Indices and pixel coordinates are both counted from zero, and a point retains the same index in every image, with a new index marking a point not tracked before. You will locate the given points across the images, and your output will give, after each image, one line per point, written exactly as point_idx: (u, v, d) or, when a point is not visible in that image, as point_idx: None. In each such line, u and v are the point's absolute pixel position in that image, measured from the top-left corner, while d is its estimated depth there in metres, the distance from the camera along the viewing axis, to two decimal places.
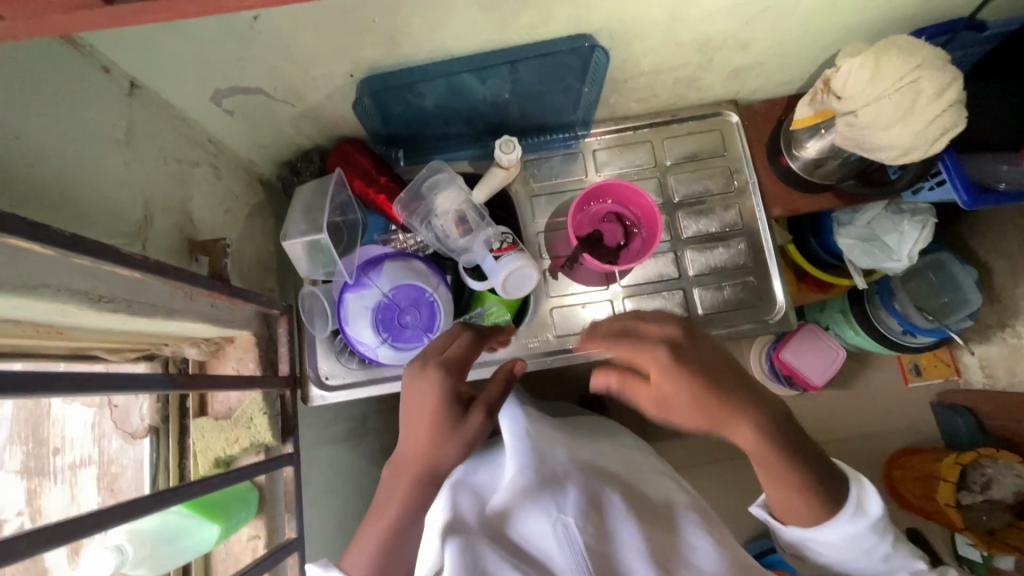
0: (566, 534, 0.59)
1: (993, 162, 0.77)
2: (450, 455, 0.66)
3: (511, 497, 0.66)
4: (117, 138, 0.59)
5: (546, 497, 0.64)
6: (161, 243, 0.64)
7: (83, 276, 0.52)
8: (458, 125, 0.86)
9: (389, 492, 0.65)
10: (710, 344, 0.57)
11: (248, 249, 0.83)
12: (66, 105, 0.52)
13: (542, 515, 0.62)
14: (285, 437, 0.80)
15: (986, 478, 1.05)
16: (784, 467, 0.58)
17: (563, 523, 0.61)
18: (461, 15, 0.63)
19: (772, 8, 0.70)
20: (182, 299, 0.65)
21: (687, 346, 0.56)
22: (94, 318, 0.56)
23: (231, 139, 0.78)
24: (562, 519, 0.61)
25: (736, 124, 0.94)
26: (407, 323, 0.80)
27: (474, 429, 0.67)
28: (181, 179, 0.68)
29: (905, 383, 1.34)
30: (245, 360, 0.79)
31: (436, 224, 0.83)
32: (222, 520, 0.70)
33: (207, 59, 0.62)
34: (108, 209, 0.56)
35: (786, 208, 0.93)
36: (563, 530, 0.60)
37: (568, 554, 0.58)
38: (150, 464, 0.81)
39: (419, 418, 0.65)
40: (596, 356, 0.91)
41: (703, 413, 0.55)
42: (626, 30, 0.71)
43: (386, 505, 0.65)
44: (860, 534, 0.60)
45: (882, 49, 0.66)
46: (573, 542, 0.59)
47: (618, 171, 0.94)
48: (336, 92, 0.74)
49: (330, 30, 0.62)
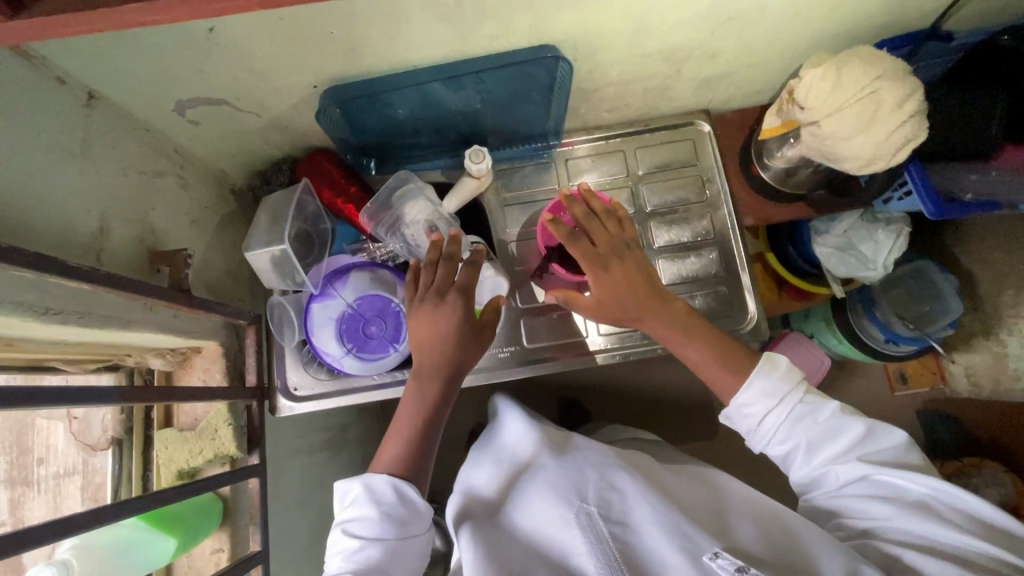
0: (588, 523, 0.62)
1: (962, 171, 0.79)
2: (465, 361, 0.74)
3: (529, 492, 0.69)
4: (72, 149, 0.58)
5: (565, 489, 0.67)
6: (119, 254, 0.64)
7: (28, 289, 0.51)
8: (428, 135, 0.86)
9: (410, 401, 0.72)
10: (640, 255, 0.76)
11: (217, 259, 0.83)
12: (15, 116, 0.52)
13: (561, 506, 0.65)
14: (250, 448, 0.79)
15: (971, 487, 1.05)
16: (698, 356, 0.73)
17: (584, 512, 0.63)
18: (421, 27, 0.63)
19: (735, 19, 0.70)
20: (140, 310, 0.65)
21: (604, 245, 0.74)
22: (43, 329, 0.55)
23: (198, 150, 0.78)
24: (584, 508, 0.64)
25: (708, 134, 0.94)
26: (372, 334, 0.81)
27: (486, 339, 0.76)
28: (142, 189, 0.68)
29: (891, 393, 1.32)
30: (212, 370, 0.78)
31: (405, 233, 0.83)
32: (180, 533, 0.69)
33: (165, 70, 0.62)
34: (59, 221, 0.56)
35: (759, 217, 0.93)
36: (584, 519, 0.62)
37: (590, 541, 0.60)
38: (114, 477, 0.80)
39: (432, 326, 0.72)
40: (569, 365, 0.91)
41: (625, 309, 0.74)
42: (589, 41, 0.71)
43: (410, 411, 0.71)
44: (768, 387, 0.66)
45: (841, 61, 0.67)
46: (596, 530, 0.61)
47: (592, 180, 0.94)
48: (302, 103, 0.75)
49: (290, 42, 0.62)
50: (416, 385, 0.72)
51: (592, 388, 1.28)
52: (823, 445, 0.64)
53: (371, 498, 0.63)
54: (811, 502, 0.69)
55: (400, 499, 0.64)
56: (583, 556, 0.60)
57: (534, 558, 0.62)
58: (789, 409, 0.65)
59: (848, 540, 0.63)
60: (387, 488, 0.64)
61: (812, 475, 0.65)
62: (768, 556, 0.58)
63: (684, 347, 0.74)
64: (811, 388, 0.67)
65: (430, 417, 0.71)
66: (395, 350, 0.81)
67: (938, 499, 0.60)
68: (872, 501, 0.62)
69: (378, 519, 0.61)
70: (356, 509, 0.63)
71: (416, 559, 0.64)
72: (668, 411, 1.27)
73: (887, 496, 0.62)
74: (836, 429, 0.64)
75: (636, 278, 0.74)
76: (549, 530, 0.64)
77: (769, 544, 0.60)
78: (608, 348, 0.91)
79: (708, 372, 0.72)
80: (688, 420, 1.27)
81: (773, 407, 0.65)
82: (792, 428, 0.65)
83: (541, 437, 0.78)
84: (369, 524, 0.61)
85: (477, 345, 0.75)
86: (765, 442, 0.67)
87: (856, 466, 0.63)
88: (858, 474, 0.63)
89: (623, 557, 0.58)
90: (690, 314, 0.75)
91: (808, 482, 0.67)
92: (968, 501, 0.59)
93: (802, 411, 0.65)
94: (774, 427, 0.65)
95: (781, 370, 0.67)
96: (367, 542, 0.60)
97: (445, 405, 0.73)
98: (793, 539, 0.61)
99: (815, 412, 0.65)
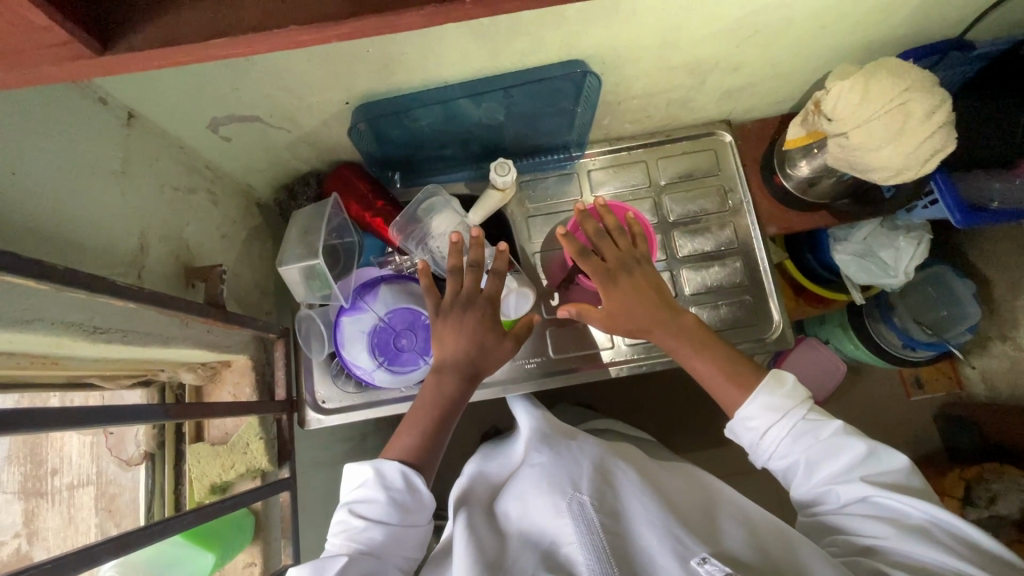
0: (580, 511, 0.57)
1: (986, 178, 0.78)
2: (481, 365, 0.75)
3: (523, 485, 0.65)
4: (114, 168, 0.59)
5: (560, 479, 0.62)
6: (156, 271, 0.65)
7: (73, 309, 0.52)
8: (453, 148, 0.87)
9: (426, 396, 0.72)
10: (645, 267, 0.79)
11: (245, 273, 0.83)
12: (62, 138, 0.53)
13: (554, 496, 0.60)
14: (281, 462, 0.79)
15: (991, 494, 1.03)
16: (705, 370, 0.72)
17: (578, 500, 0.58)
18: (453, 45, 0.64)
19: (761, 32, 0.71)
20: (177, 326, 0.65)
21: (611, 254, 0.78)
22: (87, 348, 0.56)
23: (228, 165, 0.78)
24: (577, 498, 0.59)
25: (729, 143, 0.95)
26: (403, 346, 0.82)
27: (506, 348, 0.77)
28: (178, 206, 0.69)
29: (906, 397, 1.31)
30: (241, 384, 0.79)
31: (433, 246, 0.84)
32: (218, 548, 0.70)
33: (202, 88, 0.63)
34: (103, 241, 0.57)
35: (782, 226, 0.93)
36: (577, 507, 0.57)
37: (581, 531, 0.55)
38: (145, 492, 0.82)
39: (453, 328, 0.74)
40: (594, 376, 0.91)
41: (635, 317, 0.76)
42: (617, 56, 0.72)
43: (424, 404, 0.71)
44: (771, 403, 0.63)
45: (871, 73, 0.67)
46: (587, 519, 0.56)
47: (613, 191, 0.95)
48: (332, 119, 0.75)
49: (324, 61, 0.62)
50: (434, 380, 0.73)
51: (608, 396, 1.27)
52: (824, 463, 0.61)
53: (380, 482, 0.62)
54: (812, 516, 0.64)
55: (408, 487, 0.63)
56: (573, 545, 0.54)
57: (522, 549, 0.57)
58: (790, 424, 0.62)
59: (841, 555, 0.58)
60: (395, 474, 0.63)
61: (814, 491, 0.62)
62: (759, 564, 0.53)
63: (691, 359, 0.73)
64: (815, 406, 0.64)
65: (444, 414, 0.71)
66: (426, 362, 0.82)
67: (940, 525, 0.55)
68: (872, 521, 0.57)
69: (384, 502, 0.61)
70: (363, 491, 0.62)
71: (414, 549, 0.63)
72: (685, 418, 1.27)
73: (888, 517, 0.57)
74: (839, 446, 0.61)
75: (646, 291, 0.76)
76: (540, 523, 0.59)
77: (760, 552, 0.55)
78: (632, 358, 0.91)
79: (713, 385, 0.71)
80: (706, 427, 1.27)
81: (775, 421, 0.63)
82: (794, 443, 0.62)
83: (540, 434, 0.75)
84: (377, 507, 0.60)
85: (497, 349, 0.75)
86: (766, 455, 0.64)
87: (857, 486, 0.59)
88: (858, 495, 0.59)
89: (613, 548, 0.53)
90: (699, 328, 0.75)
91: (810, 497, 0.63)
92: (974, 533, 0.54)
93: (805, 427, 0.62)
94: (775, 441, 0.63)
95: (787, 388, 0.65)
96: (371, 523, 0.59)
97: (460, 403, 0.73)
98: (787, 550, 0.55)
99: (817, 429, 0.62)
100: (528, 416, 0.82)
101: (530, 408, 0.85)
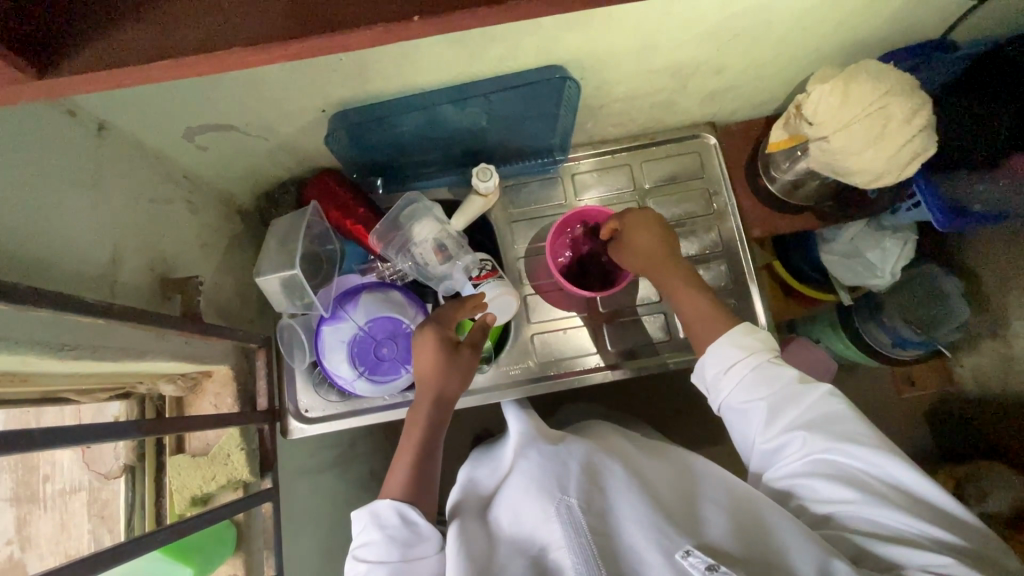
0: (569, 515, 0.56)
1: (971, 180, 0.79)
2: (451, 380, 0.75)
3: (512, 491, 0.63)
4: (83, 180, 0.58)
5: (549, 480, 0.61)
6: (131, 285, 0.64)
7: (43, 326, 0.52)
8: (436, 154, 0.86)
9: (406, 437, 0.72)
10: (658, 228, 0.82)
11: (225, 282, 0.82)
12: (28, 153, 0.52)
13: (542, 501, 0.59)
14: (264, 473, 0.79)
15: (981, 492, 1.03)
16: (691, 305, 0.75)
17: (566, 504, 0.57)
18: (429, 52, 0.63)
19: (740, 36, 0.70)
20: (153, 339, 0.65)
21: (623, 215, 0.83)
22: (56, 365, 0.56)
23: (206, 173, 0.78)
24: (565, 501, 0.58)
25: (714, 146, 0.94)
26: (384, 356, 0.82)
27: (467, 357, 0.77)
28: (153, 217, 0.68)
29: (899, 395, 1.29)
30: (222, 395, 0.78)
31: (414, 252, 0.82)
32: (195, 561, 0.70)
33: (175, 100, 0.62)
34: (73, 256, 0.56)
35: (766, 229, 0.93)
36: (566, 512, 0.56)
37: (570, 535, 0.54)
38: (130, 503, 0.82)
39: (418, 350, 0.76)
40: (578, 382, 0.91)
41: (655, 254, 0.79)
42: (595, 60, 0.71)
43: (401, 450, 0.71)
44: (738, 343, 0.67)
45: (850, 76, 0.67)
46: (576, 523, 0.55)
47: (599, 195, 0.95)
48: (309, 126, 0.75)
49: (298, 70, 0.62)
50: (410, 416, 0.74)
51: (599, 398, 1.27)
52: (785, 412, 0.63)
53: (376, 522, 0.61)
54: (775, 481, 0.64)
55: (403, 522, 0.62)
56: (562, 550, 0.53)
57: (511, 554, 0.56)
58: (752, 364, 0.66)
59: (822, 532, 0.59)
60: (390, 512, 0.62)
61: (773, 440, 0.63)
62: (742, 554, 0.53)
63: (683, 298, 0.76)
64: (777, 355, 0.67)
65: (423, 446, 0.71)
66: (407, 371, 0.82)
67: (893, 480, 0.58)
68: (835, 484, 0.59)
69: (382, 542, 0.60)
70: (362, 537, 0.61)
71: None
72: (676, 420, 1.27)
73: (852, 481, 0.59)
74: (798, 395, 0.64)
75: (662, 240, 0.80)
76: (530, 529, 0.58)
77: (741, 539, 0.55)
78: (617, 363, 0.91)
79: (696, 328, 0.74)
80: (697, 429, 1.26)
81: (739, 359, 0.66)
82: (754, 384, 0.65)
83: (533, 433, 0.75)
84: (375, 549, 0.59)
85: (461, 359, 0.76)
86: (728, 392, 0.67)
87: (818, 442, 0.61)
88: (819, 448, 0.60)
89: (602, 552, 0.52)
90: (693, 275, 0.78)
91: (773, 454, 0.64)
92: (928, 492, 0.57)
93: (763, 369, 0.66)
94: (733, 378, 0.66)
95: (755, 336, 0.68)
96: (373, 564, 0.58)
97: (437, 434, 0.73)
98: (767, 537, 0.56)
99: (777, 373, 0.65)
100: (513, 418, 0.82)
101: (515, 407, 0.86)
